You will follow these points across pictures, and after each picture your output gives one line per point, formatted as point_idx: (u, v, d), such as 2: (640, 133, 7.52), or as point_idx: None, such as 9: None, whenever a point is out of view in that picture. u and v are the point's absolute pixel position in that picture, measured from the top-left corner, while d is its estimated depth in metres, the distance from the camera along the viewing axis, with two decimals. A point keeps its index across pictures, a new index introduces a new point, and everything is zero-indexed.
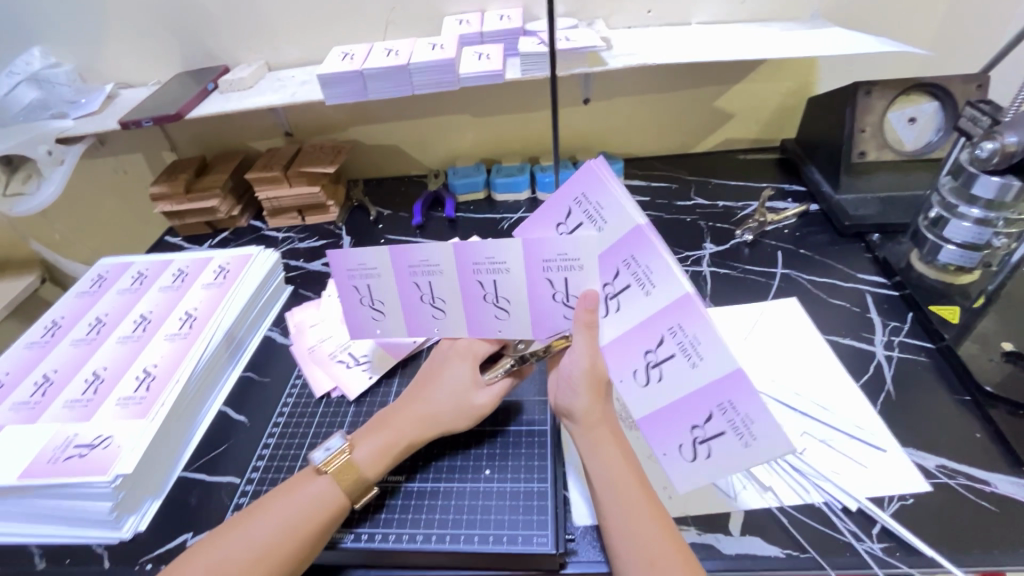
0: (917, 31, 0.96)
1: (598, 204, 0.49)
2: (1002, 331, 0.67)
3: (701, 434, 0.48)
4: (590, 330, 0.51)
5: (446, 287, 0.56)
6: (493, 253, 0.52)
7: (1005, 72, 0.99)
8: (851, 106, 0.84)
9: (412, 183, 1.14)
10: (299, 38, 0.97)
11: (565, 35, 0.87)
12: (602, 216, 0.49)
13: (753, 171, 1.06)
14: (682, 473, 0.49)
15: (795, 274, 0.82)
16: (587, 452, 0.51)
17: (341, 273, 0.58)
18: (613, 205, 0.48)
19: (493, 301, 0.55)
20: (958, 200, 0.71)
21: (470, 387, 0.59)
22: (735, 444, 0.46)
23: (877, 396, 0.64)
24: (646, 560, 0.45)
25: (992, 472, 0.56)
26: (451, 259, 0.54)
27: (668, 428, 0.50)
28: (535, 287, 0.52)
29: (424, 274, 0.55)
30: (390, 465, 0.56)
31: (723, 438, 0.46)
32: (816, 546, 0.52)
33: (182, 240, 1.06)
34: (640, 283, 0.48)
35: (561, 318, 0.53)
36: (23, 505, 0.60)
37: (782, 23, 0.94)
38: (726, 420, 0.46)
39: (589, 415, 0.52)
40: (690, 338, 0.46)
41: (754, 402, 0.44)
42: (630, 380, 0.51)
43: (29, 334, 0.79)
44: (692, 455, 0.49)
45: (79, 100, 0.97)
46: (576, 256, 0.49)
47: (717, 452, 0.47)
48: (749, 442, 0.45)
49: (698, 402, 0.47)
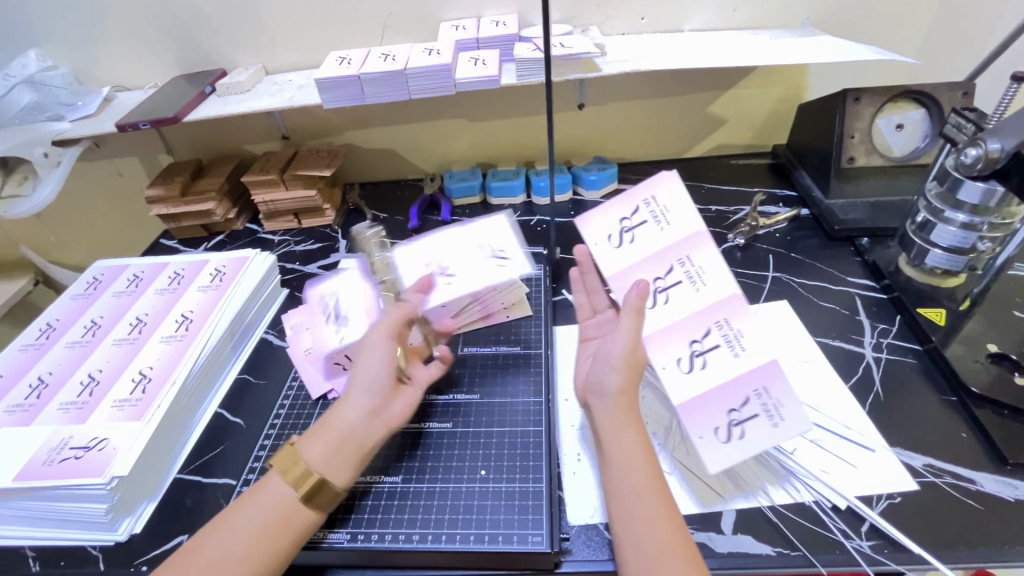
0: (904, 39, 0.99)
1: (664, 207, 0.55)
2: (987, 332, 0.68)
3: (738, 416, 0.50)
4: (637, 316, 0.51)
5: None
6: None
7: (990, 79, 1.01)
8: (840, 113, 0.86)
9: (408, 187, 1.14)
10: (296, 42, 0.98)
11: (560, 41, 0.88)
12: (666, 218, 0.55)
13: (745, 175, 1.07)
14: (712, 454, 0.49)
15: (786, 278, 0.84)
16: (610, 435, 0.51)
17: None
18: (677, 207, 0.54)
19: None
20: (943, 206, 0.73)
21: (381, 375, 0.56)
22: (765, 425, 0.49)
23: (867, 396, 0.66)
24: (653, 552, 0.45)
25: (976, 471, 0.57)
26: None
27: (705, 411, 0.51)
28: (647, 267, 0.55)
29: None
30: (347, 466, 0.53)
31: (756, 420, 0.49)
32: (806, 544, 0.53)
33: (178, 243, 1.06)
34: (690, 278, 0.53)
35: (636, 303, 0.55)
36: (18, 507, 0.60)
37: (773, 31, 0.95)
38: (760, 404, 0.50)
39: (621, 400, 0.51)
40: (733, 330, 0.51)
41: (788, 386, 0.49)
42: (673, 367, 0.52)
43: (23, 336, 0.79)
44: (727, 436, 0.50)
45: (75, 103, 0.97)
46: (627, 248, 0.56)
47: (751, 435, 0.49)
48: (779, 421, 0.49)
49: (735, 387, 0.50)
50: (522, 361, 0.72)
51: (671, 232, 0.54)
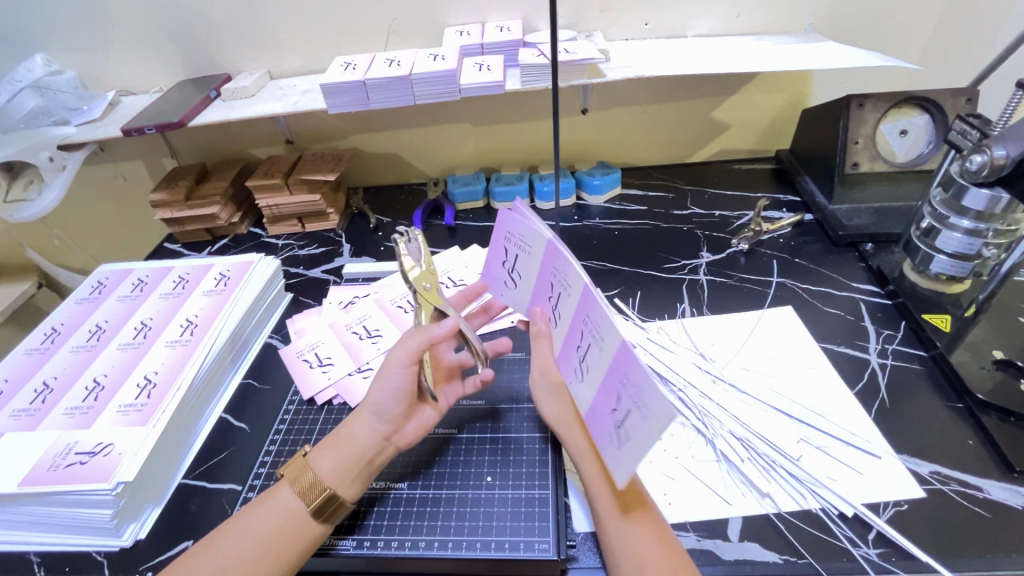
0: (907, 46, 0.99)
1: (519, 235, 0.57)
2: (992, 339, 0.68)
3: (618, 430, 0.50)
4: (542, 339, 0.57)
5: (528, 266, 0.57)
6: (524, 234, 0.56)
7: (993, 85, 1.02)
8: (844, 119, 0.86)
9: (411, 191, 1.14)
10: (301, 47, 0.98)
11: (564, 47, 0.88)
12: (565, 286, 0.52)
13: (749, 180, 1.07)
14: (615, 467, 0.46)
15: (791, 283, 0.84)
16: (573, 451, 0.54)
17: (501, 230, 0.60)
18: (569, 272, 0.51)
19: (555, 306, 0.55)
20: (949, 211, 0.73)
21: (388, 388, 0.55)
22: (638, 421, 0.42)
23: (873, 403, 0.65)
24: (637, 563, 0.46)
25: (983, 478, 0.57)
26: (540, 248, 0.54)
27: (601, 420, 0.48)
28: (574, 325, 0.52)
29: (517, 246, 0.58)
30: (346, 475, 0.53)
31: (621, 444, 0.48)
32: (813, 552, 0.53)
33: (182, 247, 1.06)
34: (597, 341, 0.48)
35: (574, 368, 0.53)
36: (23, 513, 0.60)
37: (776, 37, 0.95)
38: (632, 399, 0.43)
39: (566, 415, 0.56)
40: (597, 328, 0.47)
41: (636, 366, 0.42)
42: (575, 380, 0.53)
43: (28, 341, 0.79)
44: (616, 449, 0.51)
45: (81, 108, 0.97)
46: (528, 275, 0.58)
47: (631, 436, 0.43)
48: (649, 413, 0.41)
49: (613, 381, 0.46)
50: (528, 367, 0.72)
51: (574, 298, 0.51)
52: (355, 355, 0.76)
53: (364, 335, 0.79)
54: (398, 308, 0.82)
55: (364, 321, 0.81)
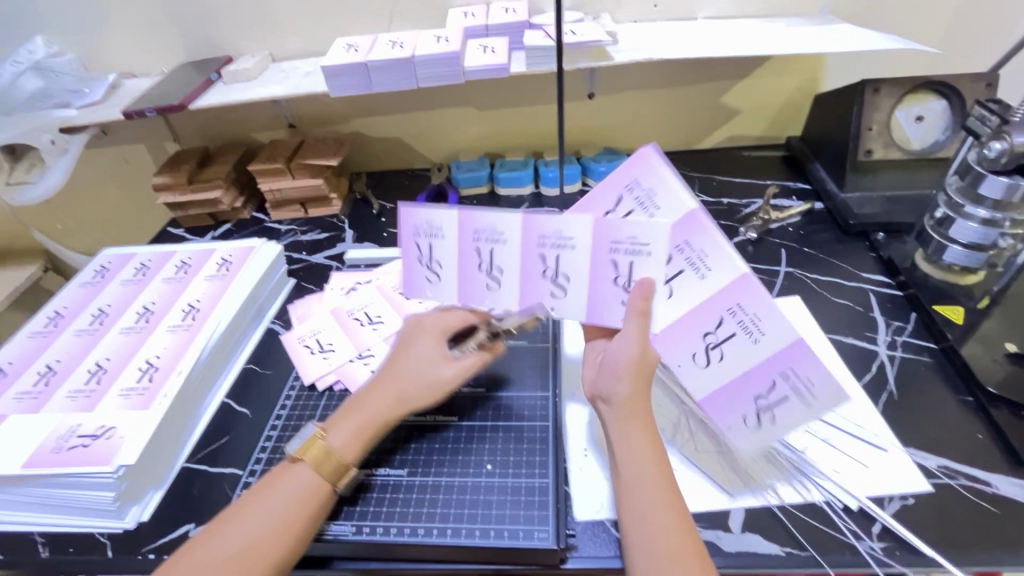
0: (925, 28, 0.96)
1: (649, 190, 0.50)
2: (1006, 331, 0.67)
3: (766, 402, 0.50)
4: (642, 316, 0.50)
5: (446, 252, 0.55)
6: (432, 219, 0.54)
7: (1013, 70, 0.98)
8: (858, 106, 0.84)
9: (415, 177, 1.13)
10: (302, 29, 0.96)
11: (571, 29, 0.86)
12: (654, 203, 0.50)
13: (757, 168, 1.05)
14: (746, 440, 0.52)
15: (800, 273, 0.82)
16: (619, 442, 0.49)
17: (405, 229, 0.56)
18: (665, 189, 0.49)
19: (487, 271, 0.55)
20: (964, 200, 0.71)
21: (437, 361, 0.59)
22: (797, 405, 0.49)
23: (880, 395, 0.64)
24: (666, 554, 0.43)
25: (992, 473, 0.56)
26: (453, 226, 0.54)
27: (727, 403, 0.52)
28: (466, 256, 0.55)
29: (427, 236, 0.55)
30: (368, 445, 0.56)
31: (789, 402, 0.49)
32: (815, 544, 0.52)
33: (185, 231, 1.06)
34: (493, 240, 0.53)
35: (545, 296, 0.54)
36: (26, 494, 0.61)
37: (789, 19, 0.93)
38: (684, 259, 0.49)
39: (628, 404, 0.50)
40: (493, 222, 0.52)
41: (702, 232, 0.48)
42: (689, 363, 0.52)
43: (31, 324, 0.79)
44: (758, 424, 0.51)
45: (81, 90, 0.96)
46: (570, 234, 0.51)
47: (781, 417, 0.50)
48: (706, 271, 0.49)
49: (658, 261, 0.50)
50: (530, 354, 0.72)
51: (452, 235, 0.54)
52: (357, 342, 0.76)
53: (365, 321, 0.78)
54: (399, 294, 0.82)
55: (365, 308, 0.80)
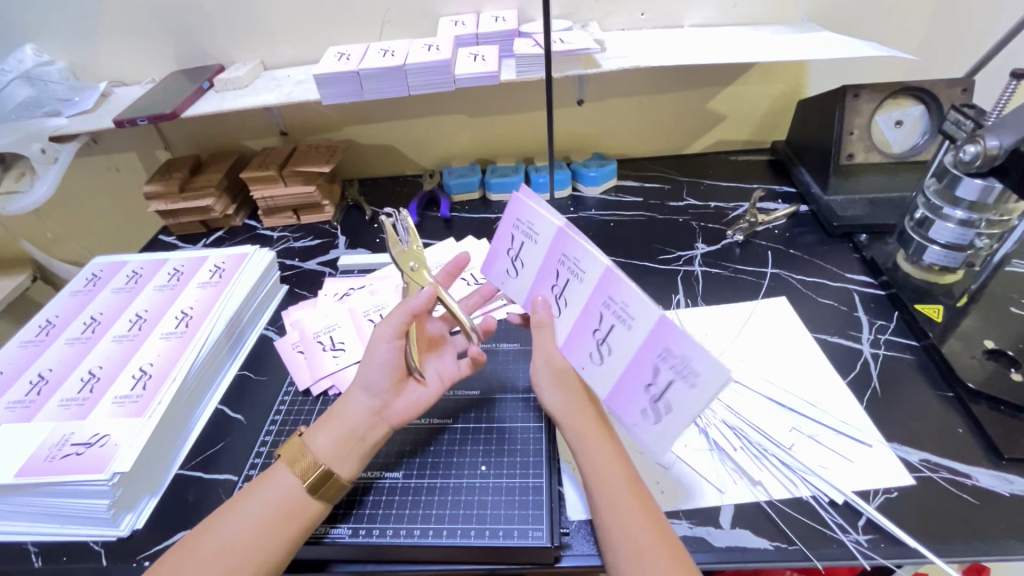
0: (904, 36, 0.99)
1: (528, 222, 0.55)
2: (984, 329, 0.69)
3: (657, 390, 0.49)
4: (544, 328, 0.55)
5: (533, 255, 0.56)
6: (534, 221, 0.55)
7: (989, 76, 1.01)
8: (839, 110, 0.86)
9: (407, 183, 1.14)
10: (295, 38, 0.97)
11: (560, 37, 0.88)
12: (534, 230, 0.55)
13: (744, 172, 1.07)
14: (651, 435, 0.50)
15: (786, 274, 0.84)
16: (580, 445, 0.53)
17: (508, 220, 0.57)
18: (535, 215, 0.54)
19: (557, 293, 0.55)
20: (942, 202, 0.73)
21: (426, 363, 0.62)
22: (683, 387, 0.46)
23: (864, 392, 0.66)
24: (633, 552, 0.46)
25: (973, 466, 0.58)
26: (548, 234, 0.54)
27: (628, 397, 0.51)
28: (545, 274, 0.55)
29: (524, 233, 0.56)
30: (348, 463, 0.55)
31: (676, 386, 0.47)
32: (804, 538, 0.53)
33: (177, 239, 1.06)
34: (528, 236, 0.56)
35: (503, 272, 0.60)
36: (19, 503, 0.61)
37: (773, 27, 0.95)
38: (567, 271, 0.53)
39: (574, 404, 0.54)
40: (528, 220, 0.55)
41: (573, 241, 0.52)
42: (589, 363, 0.54)
43: (22, 333, 0.79)
44: (655, 416, 0.49)
45: (73, 99, 0.97)
46: (538, 238, 0.55)
47: (675, 403, 0.47)
48: (582, 277, 0.52)
49: (548, 267, 0.55)
50: (523, 358, 0.72)
51: (544, 241, 0.54)
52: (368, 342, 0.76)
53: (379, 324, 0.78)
54: None
55: (381, 308, 0.81)
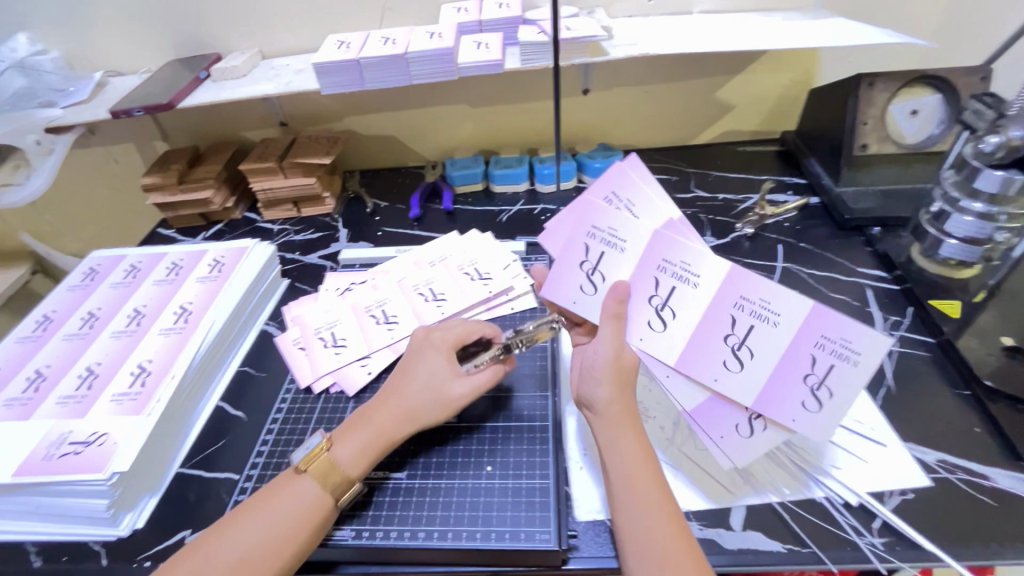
0: (919, 22, 0.96)
1: (629, 201, 0.54)
2: (1003, 325, 0.67)
3: (816, 379, 0.48)
4: (615, 321, 0.52)
5: (618, 264, 0.53)
6: (616, 226, 0.53)
7: (1008, 63, 0.98)
8: (853, 99, 0.83)
9: (410, 175, 1.12)
10: (294, 25, 0.95)
11: (566, 24, 0.85)
12: (633, 210, 0.54)
13: (753, 163, 1.05)
14: (738, 453, 0.51)
15: (796, 268, 0.82)
16: (608, 446, 0.51)
17: (582, 226, 0.54)
18: (643, 202, 0.54)
19: (656, 305, 0.52)
20: (961, 194, 0.71)
21: (447, 379, 0.59)
22: (844, 368, 0.47)
23: (878, 390, 0.64)
24: (655, 558, 0.44)
25: (990, 467, 0.56)
26: (642, 241, 0.52)
27: (720, 414, 0.52)
28: (638, 282, 0.52)
29: (603, 241, 0.53)
30: (373, 463, 0.55)
31: (836, 370, 0.47)
32: (817, 541, 0.52)
33: (176, 232, 1.04)
34: (609, 244, 0.53)
35: (573, 289, 0.56)
36: (18, 502, 0.60)
37: (785, 13, 0.92)
38: (671, 275, 0.51)
39: (611, 411, 0.52)
40: (610, 225, 0.53)
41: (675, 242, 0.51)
42: (648, 333, 0.53)
43: (20, 329, 0.78)
44: (750, 433, 0.51)
45: (68, 89, 0.95)
46: (623, 237, 0.52)
47: (838, 388, 0.48)
48: (695, 280, 0.51)
49: (644, 274, 0.52)
50: (528, 355, 0.71)
51: (633, 249, 0.52)
52: (369, 339, 0.74)
53: (381, 320, 0.77)
54: (419, 294, 0.80)
55: (383, 304, 0.79)
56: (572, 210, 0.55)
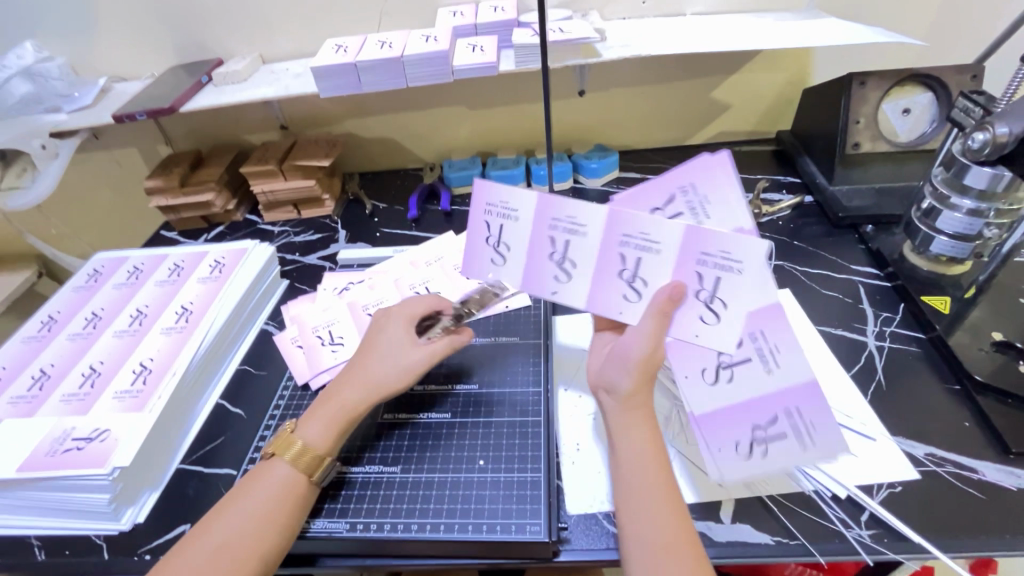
0: (913, 22, 0.96)
1: (703, 197, 0.49)
2: (993, 321, 0.67)
3: (707, 293, 0.50)
4: (660, 317, 0.50)
5: (518, 234, 0.54)
6: (507, 198, 0.53)
7: (1001, 60, 0.99)
8: (845, 98, 0.84)
9: (408, 177, 1.14)
10: (293, 29, 0.96)
11: (559, 27, 0.86)
12: (706, 210, 0.50)
13: (748, 163, 1.06)
14: (731, 468, 0.51)
15: (790, 266, 0.83)
16: (620, 434, 0.51)
17: (478, 207, 0.54)
18: (721, 200, 0.49)
19: (558, 260, 0.54)
20: (950, 192, 0.72)
21: (402, 346, 0.61)
22: (758, 367, 0.51)
23: (869, 385, 0.65)
24: (660, 546, 0.45)
25: (979, 460, 0.57)
26: (531, 207, 0.52)
27: (725, 425, 0.52)
28: (538, 243, 0.54)
29: (500, 216, 0.54)
30: (342, 434, 0.57)
31: (722, 280, 0.49)
32: (806, 533, 0.53)
33: (178, 234, 1.06)
34: (505, 216, 0.54)
35: (487, 263, 0.57)
36: (23, 497, 0.61)
37: (777, 14, 0.93)
38: (563, 232, 0.53)
39: (631, 399, 0.51)
40: (502, 199, 0.53)
41: (712, 179, 0.48)
42: (703, 330, 0.51)
43: (25, 329, 0.80)
44: (750, 453, 0.51)
45: (72, 94, 0.97)
46: (515, 205, 0.53)
47: (740, 375, 0.52)
48: (584, 231, 0.52)
49: (539, 236, 0.53)
50: (522, 353, 0.72)
51: (527, 216, 0.53)
52: None
53: None
54: (415, 294, 0.81)
55: (381, 303, 0.80)
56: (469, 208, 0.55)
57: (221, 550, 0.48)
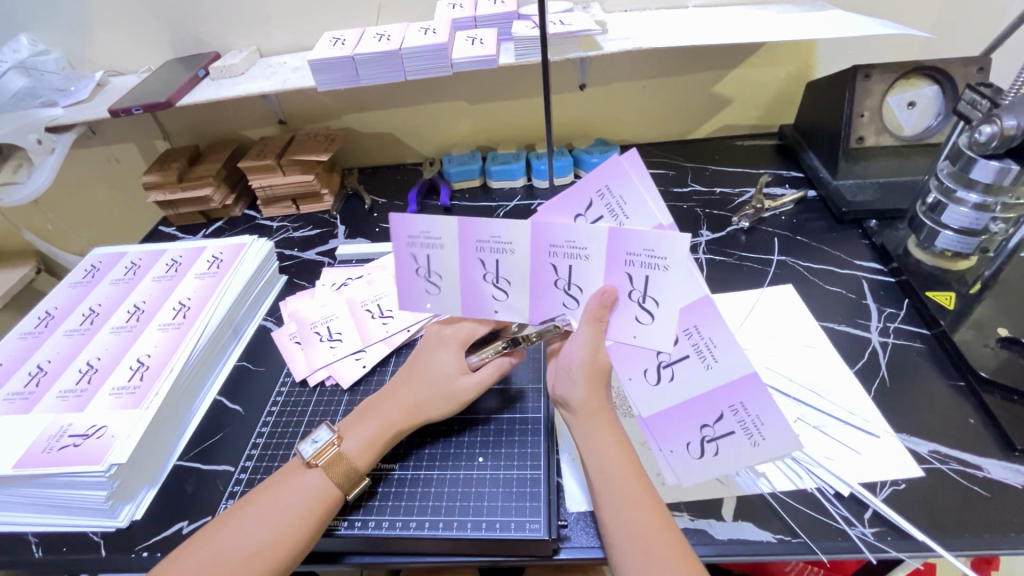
0: (918, 14, 0.95)
1: (621, 198, 0.47)
2: (998, 317, 0.66)
3: (639, 293, 0.48)
4: (597, 324, 0.50)
5: (446, 261, 0.53)
6: (428, 229, 0.51)
7: (1006, 53, 0.98)
8: (850, 91, 0.83)
9: (408, 171, 1.13)
10: (291, 22, 0.95)
11: (560, 19, 0.85)
12: (624, 211, 0.47)
13: (751, 157, 1.05)
14: (688, 469, 0.51)
15: (792, 261, 0.82)
16: (585, 440, 0.51)
17: (399, 240, 0.53)
18: (637, 200, 0.46)
19: (493, 281, 0.53)
20: (956, 185, 0.71)
21: (457, 374, 0.59)
22: (697, 365, 0.49)
23: (872, 381, 0.64)
24: (642, 549, 0.45)
25: (984, 457, 0.56)
26: (453, 234, 0.51)
27: (673, 427, 0.51)
28: (469, 267, 0.53)
29: (424, 246, 0.52)
30: (381, 453, 0.56)
31: (652, 280, 0.46)
32: (808, 531, 0.52)
33: (176, 230, 1.06)
34: (430, 246, 0.52)
35: (422, 292, 0.56)
36: (20, 494, 0.61)
37: (780, 6, 0.92)
38: (490, 252, 0.51)
39: (587, 406, 0.52)
40: (422, 230, 0.51)
41: (624, 181, 0.46)
42: (638, 328, 0.49)
43: (22, 325, 0.79)
44: (700, 453, 0.51)
45: (69, 88, 0.96)
46: (437, 234, 0.51)
47: (680, 373, 0.50)
48: (511, 249, 0.50)
49: (469, 261, 0.52)
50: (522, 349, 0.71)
51: (451, 244, 0.52)
52: (364, 333, 0.75)
53: (377, 314, 0.78)
54: None
55: (380, 299, 0.79)
56: (391, 242, 0.53)
57: (253, 555, 0.48)
